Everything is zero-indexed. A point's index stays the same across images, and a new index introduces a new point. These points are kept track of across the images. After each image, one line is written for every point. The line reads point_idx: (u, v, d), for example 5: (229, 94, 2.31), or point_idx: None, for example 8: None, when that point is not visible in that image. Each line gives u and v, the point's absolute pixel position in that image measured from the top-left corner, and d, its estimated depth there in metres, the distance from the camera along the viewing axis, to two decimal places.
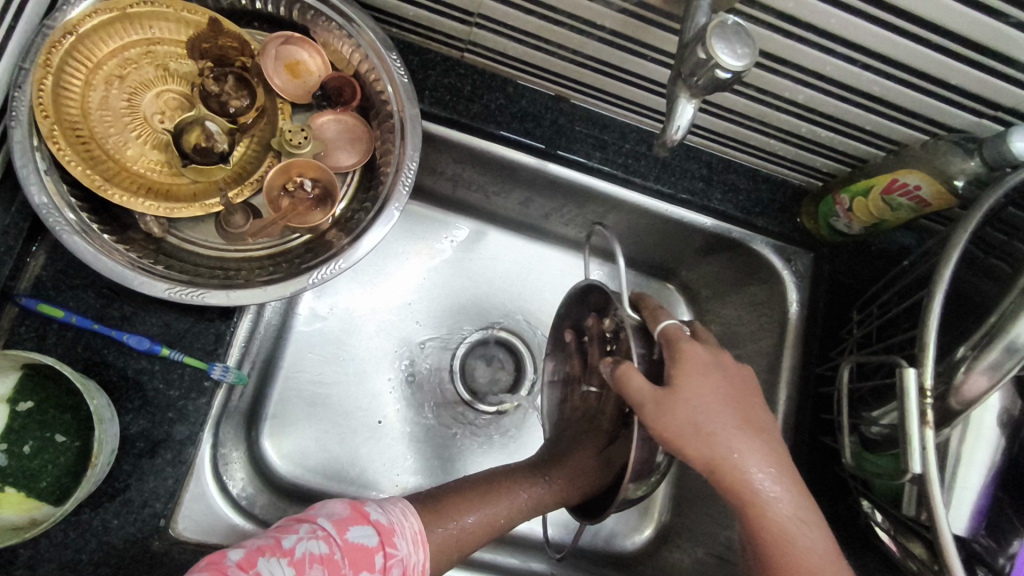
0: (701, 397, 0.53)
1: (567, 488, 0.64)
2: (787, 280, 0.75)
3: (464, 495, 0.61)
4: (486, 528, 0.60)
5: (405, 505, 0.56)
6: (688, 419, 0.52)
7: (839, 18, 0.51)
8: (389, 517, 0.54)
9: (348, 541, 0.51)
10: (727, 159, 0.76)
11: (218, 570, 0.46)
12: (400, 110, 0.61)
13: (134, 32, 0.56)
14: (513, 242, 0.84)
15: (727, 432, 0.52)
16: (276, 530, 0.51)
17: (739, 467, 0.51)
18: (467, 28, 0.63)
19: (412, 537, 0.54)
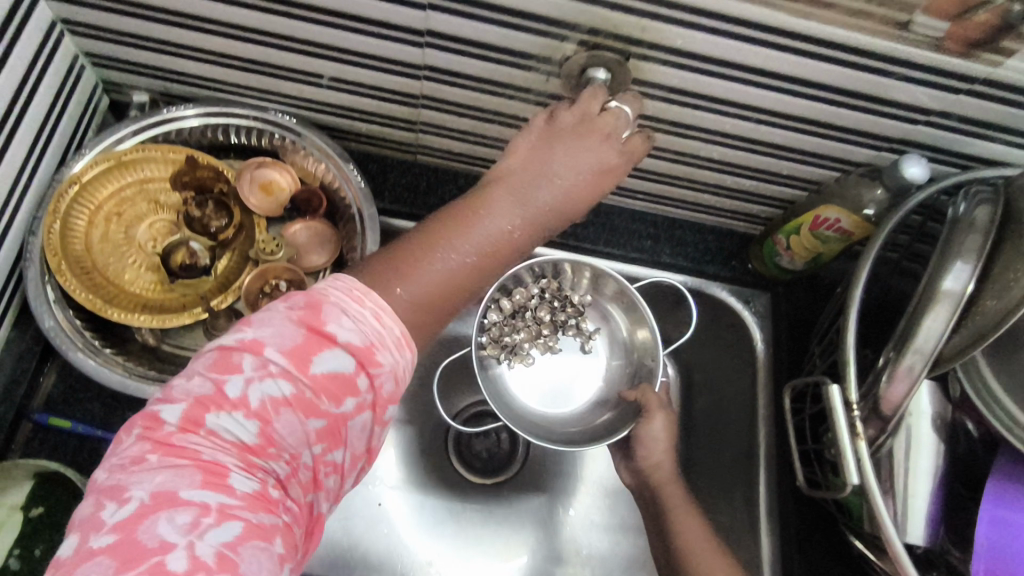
0: (653, 438, 0.70)
1: (546, 194, 0.49)
2: (748, 319, 0.79)
3: (435, 232, 0.47)
4: (447, 283, 0.47)
5: (350, 283, 0.44)
6: (647, 448, 0.70)
7: (720, 85, 0.58)
8: (360, 334, 0.42)
9: (317, 374, 0.41)
10: (671, 217, 0.82)
11: (166, 444, 0.39)
12: (359, 209, 0.69)
13: (128, 174, 0.66)
14: None
15: (667, 457, 0.70)
16: (210, 367, 0.41)
17: (668, 486, 0.69)
18: (413, 133, 0.73)
19: (353, 296, 0.43)
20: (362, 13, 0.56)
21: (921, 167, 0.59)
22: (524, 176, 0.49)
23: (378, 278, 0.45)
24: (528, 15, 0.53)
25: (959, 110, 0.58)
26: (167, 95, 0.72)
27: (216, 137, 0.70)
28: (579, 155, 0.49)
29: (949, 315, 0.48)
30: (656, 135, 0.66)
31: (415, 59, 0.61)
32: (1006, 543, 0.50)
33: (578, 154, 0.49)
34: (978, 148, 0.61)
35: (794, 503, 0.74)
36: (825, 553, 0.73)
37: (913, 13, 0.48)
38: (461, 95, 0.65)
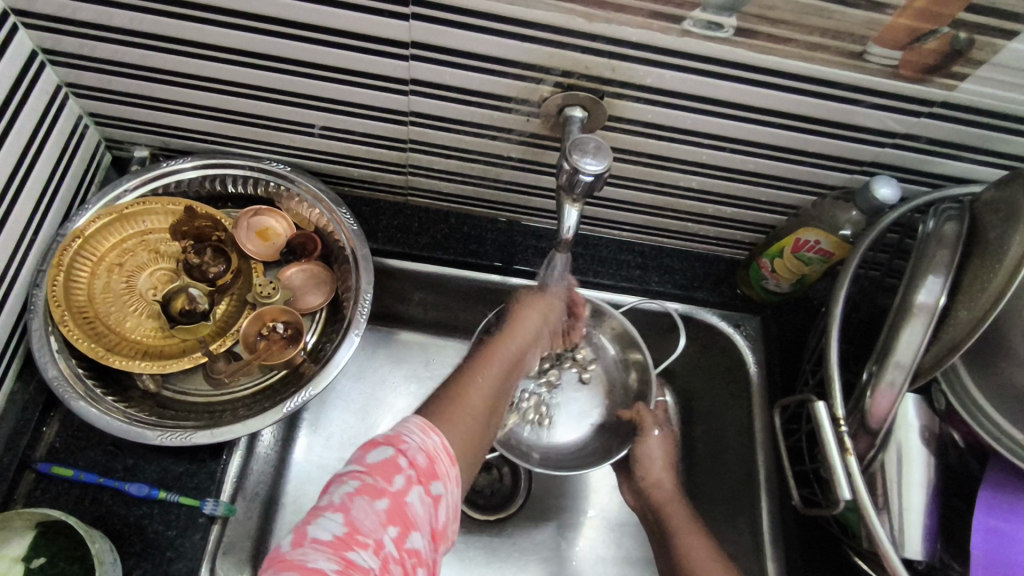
0: (652, 455, 0.72)
1: (528, 317, 0.67)
2: (738, 342, 0.80)
3: (467, 372, 0.60)
4: (491, 408, 0.58)
5: (419, 422, 0.51)
6: (645, 468, 0.72)
7: (693, 118, 0.61)
8: (392, 428, 0.49)
9: (372, 465, 0.46)
10: (658, 246, 0.84)
11: (278, 561, 0.42)
12: (352, 250, 0.71)
13: (130, 227, 0.69)
14: None
15: (666, 475, 0.72)
16: (321, 496, 0.46)
17: (670, 501, 0.70)
18: (404, 176, 0.75)
19: (421, 426, 0.50)
20: (349, 65, 0.59)
21: (893, 187, 0.61)
22: (517, 317, 0.67)
23: (440, 421, 0.52)
24: (504, 61, 0.56)
25: (922, 132, 0.60)
26: (167, 150, 0.75)
27: (214, 187, 0.73)
28: (528, 317, 0.67)
29: (925, 328, 0.49)
30: (637, 167, 0.69)
31: (401, 106, 0.64)
32: (1002, 555, 0.50)
33: (529, 315, 0.67)
34: (945, 167, 0.64)
35: (797, 526, 0.73)
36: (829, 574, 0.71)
37: (866, 43, 0.51)
38: (447, 138, 0.68)
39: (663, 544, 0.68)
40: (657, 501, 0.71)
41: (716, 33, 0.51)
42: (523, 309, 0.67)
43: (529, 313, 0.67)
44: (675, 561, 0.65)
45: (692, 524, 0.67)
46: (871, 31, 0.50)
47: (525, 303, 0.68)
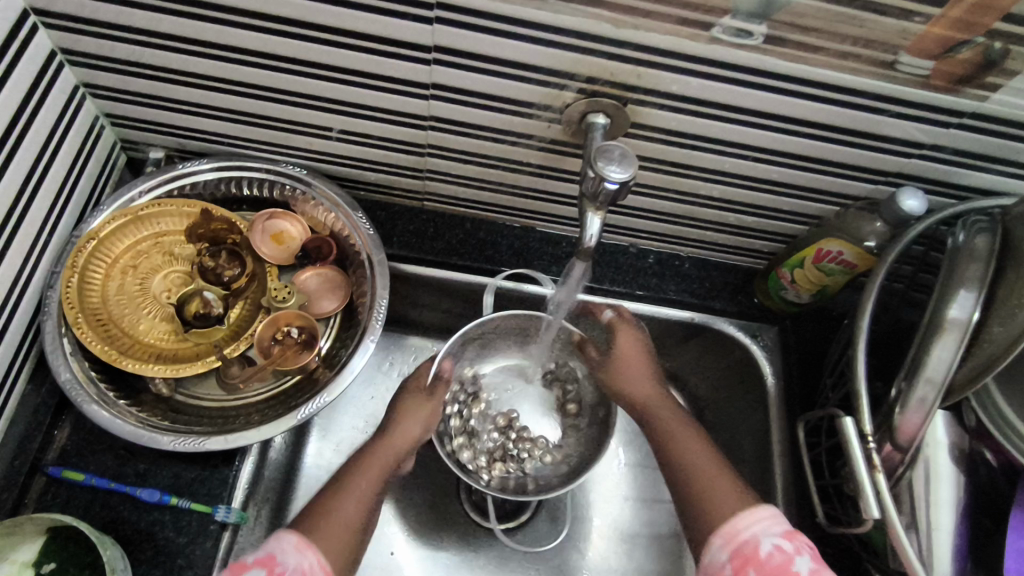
0: (632, 358, 0.70)
1: (404, 425, 0.66)
2: (755, 353, 0.79)
3: (344, 486, 0.59)
4: (362, 512, 0.58)
5: (292, 539, 0.53)
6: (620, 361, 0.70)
7: (717, 126, 0.60)
8: (264, 551, 0.51)
9: None
10: (675, 254, 0.83)
11: None
12: (368, 255, 0.70)
13: (145, 229, 0.68)
14: None
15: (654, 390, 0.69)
16: None
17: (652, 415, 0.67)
18: (420, 181, 0.75)
19: (294, 543, 0.52)
20: (369, 69, 0.58)
21: (919, 199, 0.60)
22: (619, 366, 0.70)
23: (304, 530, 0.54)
24: (528, 66, 0.56)
25: (950, 143, 0.59)
26: (183, 151, 0.75)
27: (230, 190, 0.72)
28: (415, 421, 0.67)
29: (958, 344, 0.48)
30: (657, 175, 0.68)
31: (421, 111, 0.63)
32: None
33: (416, 417, 0.67)
34: (971, 178, 0.63)
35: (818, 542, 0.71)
36: None
37: (897, 53, 0.50)
38: (466, 143, 0.67)
39: (668, 461, 0.63)
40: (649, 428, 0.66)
41: (746, 41, 0.51)
42: (407, 410, 0.68)
43: (413, 426, 0.66)
44: (680, 469, 0.61)
45: (693, 438, 0.63)
46: (904, 40, 0.49)
47: (410, 406, 0.68)
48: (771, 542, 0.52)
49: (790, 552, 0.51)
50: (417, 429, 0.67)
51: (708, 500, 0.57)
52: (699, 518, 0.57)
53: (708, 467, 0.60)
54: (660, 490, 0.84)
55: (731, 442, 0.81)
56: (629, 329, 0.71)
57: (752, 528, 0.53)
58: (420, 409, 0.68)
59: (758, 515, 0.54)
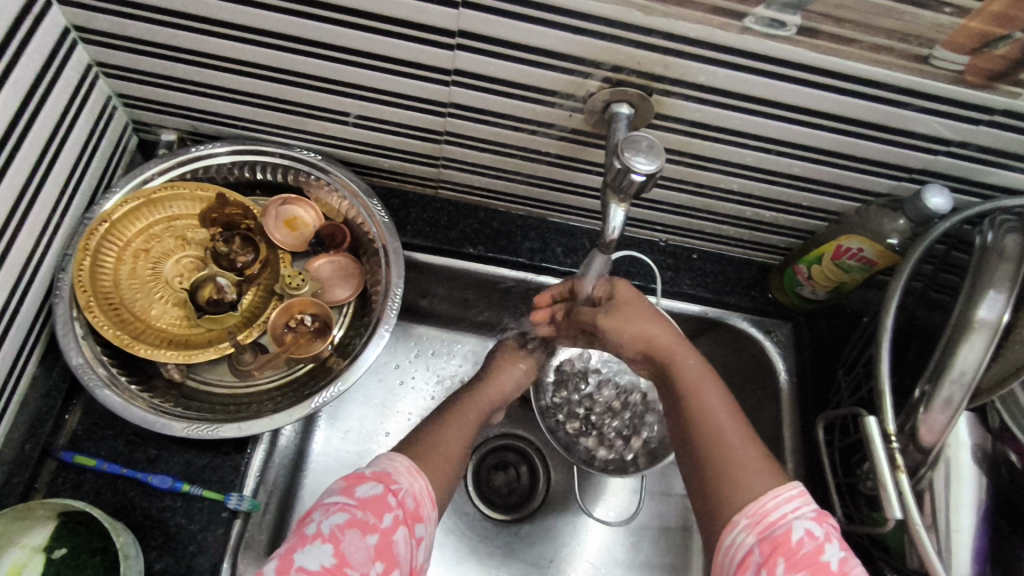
0: (631, 318, 0.64)
1: (490, 390, 0.70)
2: (770, 350, 0.78)
3: (439, 431, 0.62)
4: (462, 449, 0.62)
5: (403, 461, 0.57)
6: (626, 325, 0.64)
7: (743, 119, 0.59)
8: (379, 466, 0.56)
9: (361, 497, 0.52)
10: (690, 248, 0.82)
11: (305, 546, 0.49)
12: (383, 244, 0.69)
13: (157, 212, 0.67)
14: None
15: (682, 347, 0.63)
16: (332, 502, 0.52)
17: (700, 391, 0.60)
18: (436, 168, 0.74)
19: (409, 468, 0.56)
20: (390, 53, 0.57)
21: (944, 198, 0.59)
22: (620, 316, 0.64)
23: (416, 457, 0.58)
24: (553, 53, 0.54)
25: (978, 141, 0.58)
26: (195, 134, 0.73)
27: (243, 174, 0.71)
28: (507, 372, 0.72)
29: (986, 345, 0.48)
30: (678, 167, 0.67)
31: (440, 97, 0.62)
32: None
33: (507, 371, 0.72)
34: (996, 177, 0.62)
35: None
36: None
37: (932, 47, 0.49)
38: (485, 131, 0.66)
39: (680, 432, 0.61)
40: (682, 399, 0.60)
41: (778, 32, 0.49)
42: (501, 368, 0.72)
43: (506, 382, 0.71)
44: (701, 446, 0.57)
45: (723, 411, 0.58)
46: (940, 34, 0.48)
47: (501, 370, 0.72)
48: (802, 527, 0.50)
49: (820, 538, 0.49)
50: (510, 382, 0.72)
51: (735, 471, 0.54)
52: (727, 492, 0.54)
53: (741, 433, 0.57)
54: (668, 483, 0.84)
55: None
56: (631, 292, 0.65)
57: (782, 510, 0.51)
58: (512, 367, 0.73)
59: (788, 493, 0.52)
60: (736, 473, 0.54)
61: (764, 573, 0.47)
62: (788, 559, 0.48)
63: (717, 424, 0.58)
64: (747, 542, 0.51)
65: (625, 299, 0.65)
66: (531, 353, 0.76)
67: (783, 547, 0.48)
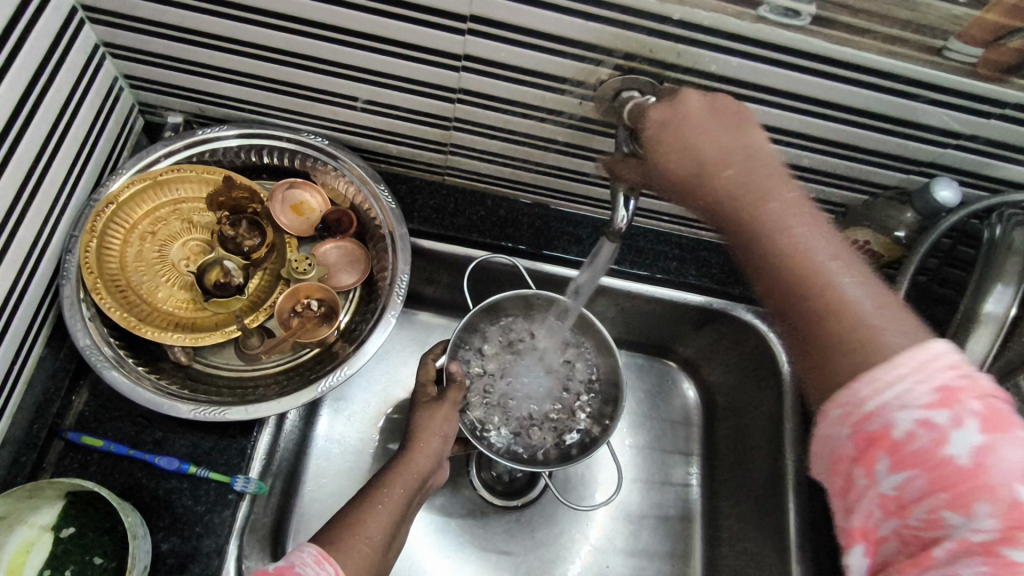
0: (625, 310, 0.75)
1: (419, 452, 0.63)
2: (772, 341, 0.77)
3: (366, 501, 0.57)
4: (388, 528, 0.56)
5: (309, 551, 0.50)
6: (695, 130, 0.48)
7: (753, 109, 0.59)
8: (284, 560, 0.49)
9: None
10: (696, 239, 0.82)
11: None
12: (390, 230, 0.69)
13: (164, 195, 0.67)
14: None
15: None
16: None
17: (764, 194, 0.45)
18: (444, 155, 0.74)
19: (315, 557, 0.50)
20: (400, 37, 0.57)
21: (952, 190, 0.59)
22: (678, 133, 0.48)
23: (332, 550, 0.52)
24: (564, 40, 0.54)
25: (989, 134, 0.58)
26: (201, 117, 0.73)
27: (250, 158, 0.71)
28: (435, 425, 0.65)
29: (993, 338, 0.48)
30: None
31: (450, 82, 0.61)
32: None
33: (438, 421, 0.65)
34: (1005, 171, 0.62)
35: (829, 531, 0.69)
36: None
37: (946, 39, 0.49)
38: (494, 117, 0.66)
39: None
40: (739, 205, 0.46)
41: (793, 21, 0.49)
42: (432, 423, 0.65)
43: (435, 435, 0.64)
44: (795, 280, 0.44)
45: (819, 239, 0.44)
46: (954, 26, 0.48)
47: (428, 427, 0.65)
48: (910, 417, 0.37)
49: (942, 426, 0.36)
50: (443, 430, 0.65)
51: (838, 312, 0.42)
52: (840, 364, 0.41)
53: (848, 270, 0.43)
54: (668, 473, 0.85)
55: (740, 427, 0.81)
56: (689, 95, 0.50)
57: (879, 393, 0.38)
58: (437, 414, 0.66)
59: (899, 369, 0.39)
60: (859, 324, 0.42)
61: (863, 475, 0.39)
62: (891, 454, 0.37)
63: (795, 237, 0.44)
64: (840, 437, 0.40)
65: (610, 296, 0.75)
66: (445, 391, 0.68)
67: (884, 444, 0.38)
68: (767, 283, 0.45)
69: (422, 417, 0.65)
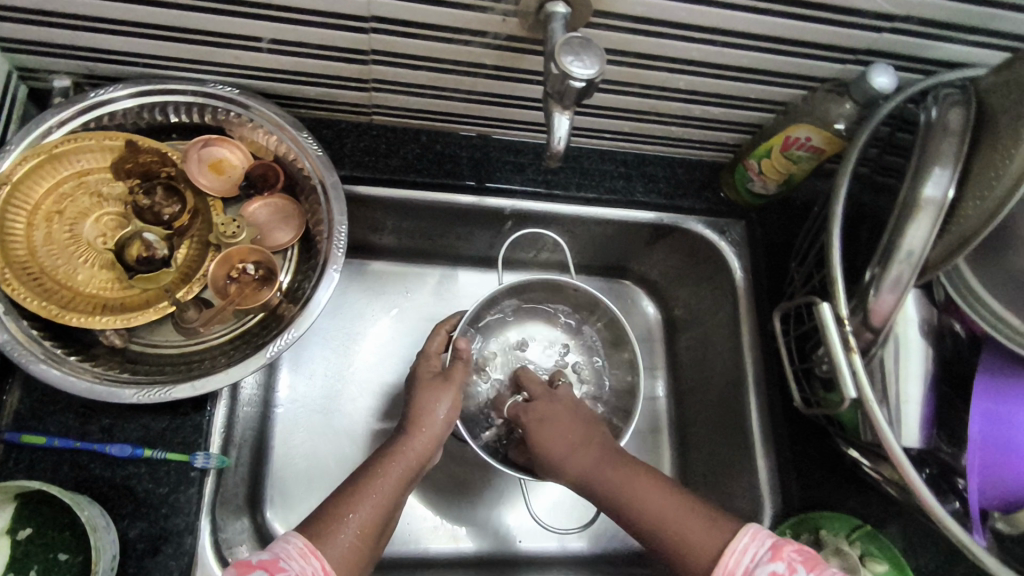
0: (559, 434, 0.64)
1: (420, 439, 0.63)
2: (724, 249, 0.78)
3: (357, 488, 0.58)
4: (379, 518, 0.57)
5: (298, 544, 0.52)
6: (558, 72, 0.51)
7: (684, 10, 0.56)
8: (270, 552, 0.50)
9: None
10: (640, 154, 0.81)
11: None
12: (319, 179, 0.65)
13: (64, 168, 0.61)
14: (482, 277, 0.90)
15: (579, 457, 0.63)
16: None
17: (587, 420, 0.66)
18: (367, 92, 0.69)
19: (300, 548, 0.51)
20: None
21: (889, 76, 0.58)
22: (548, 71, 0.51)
23: (320, 537, 0.53)
24: None
25: (922, 13, 0.56)
26: (92, 77, 0.66)
27: (154, 117, 0.65)
28: (437, 405, 0.65)
29: (933, 221, 0.48)
30: (621, 69, 0.64)
31: (360, 11, 0.56)
32: (997, 433, 0.51)
33: (436, 401, 0.65)
34: (940, 50, 0.61)
35: (788, 423, 0.73)
36: (821, 467, 0.72)
37: None
38: (415, 45, 0.61)
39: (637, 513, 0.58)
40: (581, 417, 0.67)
41: None
42: (428, 400, 0.65)
43: (436, 418, 0.64)
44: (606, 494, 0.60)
45: (570, 435, 0.64)
46: None
47: (426, 403, 0.65)
48: (765, 571, 0.49)
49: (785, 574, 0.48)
50: (442, 413, 0.65)
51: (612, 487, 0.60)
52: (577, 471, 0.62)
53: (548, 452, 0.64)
54: None
55: (701, 338, 0.83)
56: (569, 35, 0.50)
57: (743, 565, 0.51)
58: (441, 394, 0.66)
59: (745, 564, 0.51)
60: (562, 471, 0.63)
61: None
62: None
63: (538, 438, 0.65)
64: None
65: (536, 420, 0.67)
66: (449, 370, 0.68)
67: None
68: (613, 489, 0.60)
69: (419, 394, 0.66)
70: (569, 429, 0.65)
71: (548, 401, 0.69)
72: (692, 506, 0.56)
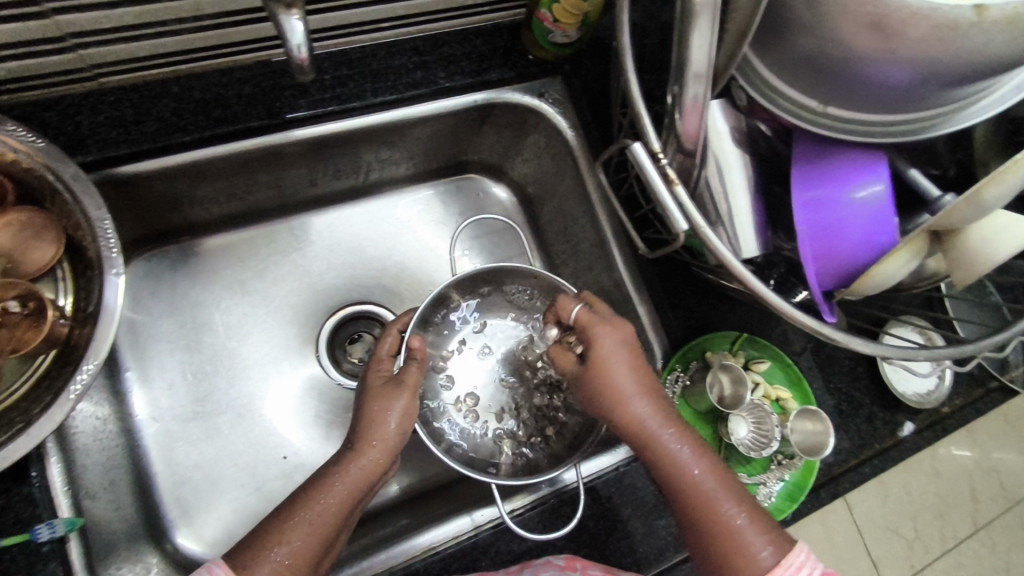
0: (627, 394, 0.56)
1: (370, 454, 0.57)
2: (546, 111, 0.73)
3: (289, 520, 0.52)
4: (315, 546, 0.52)
5: None
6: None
7: None
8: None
9: None
10: (430, 35, 0.72)
11: None
12: (53, 174, 0.53)
13: None
14: (325, 220, 0.84)
15: (649, 413, 0.55)
16: None
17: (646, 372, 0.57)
18: (75, 53, 0.58)
19: None
20: None
21: None
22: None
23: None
24: None
25: None
26: None
27: None
28: (389, 414, 0.59)
29: (711, 28, 0.43)
30: None
31: None
32: (822, 221, 0.53)
33: (388, 411, 0.59)
34: None
35: (655, 265, 0.73)
36: (695, 296, 0.74)
37: None
38: None
39: (698, 517, 0.53)
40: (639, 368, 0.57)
41: None
42: (376, 412, 0.59)
43: (387, 431, 0.59)
44: (679, 488, 0.54)
45: (635, 394, 0.56)
46: None
47: (375, 417, 0.59)
48: None
49: None
50: (394, 423, 0.59)
51: (684, 480, 0.54)
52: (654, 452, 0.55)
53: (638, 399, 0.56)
54: None
55: (560, 209, 0.81)
56: None
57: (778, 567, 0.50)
58: (393, 402, 0.60)
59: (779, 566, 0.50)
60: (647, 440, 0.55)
61: None
62: None
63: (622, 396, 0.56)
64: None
65: (603, 357, 0.56)
66: (402, 374, 0.62)
67: None
68: (671, 479, 0.54)
69: (367, 406, 0.60)
70: (640, 397, 0.56)
71: (615, 330, 0.58)
72: (740, 498, 0.54)
